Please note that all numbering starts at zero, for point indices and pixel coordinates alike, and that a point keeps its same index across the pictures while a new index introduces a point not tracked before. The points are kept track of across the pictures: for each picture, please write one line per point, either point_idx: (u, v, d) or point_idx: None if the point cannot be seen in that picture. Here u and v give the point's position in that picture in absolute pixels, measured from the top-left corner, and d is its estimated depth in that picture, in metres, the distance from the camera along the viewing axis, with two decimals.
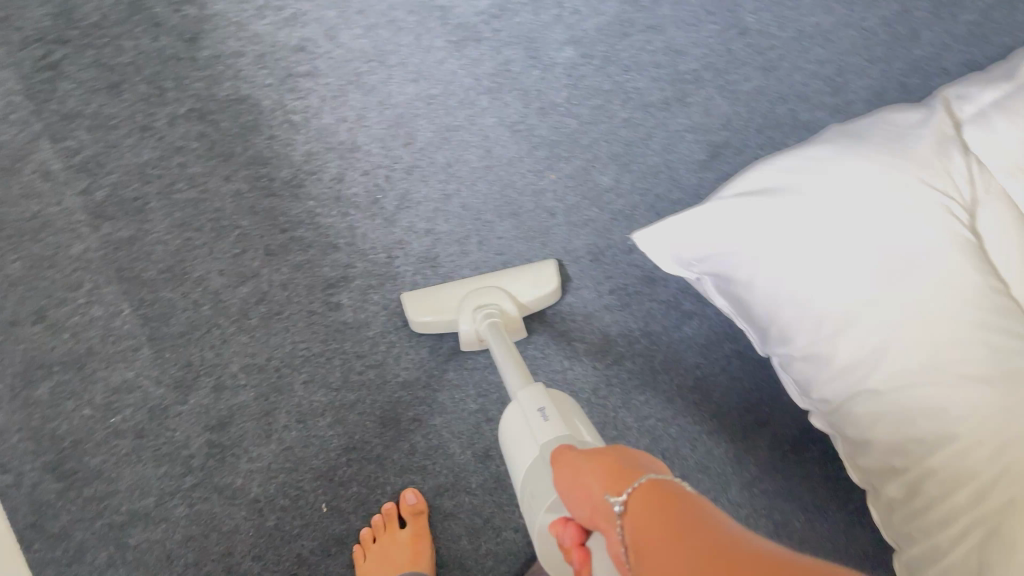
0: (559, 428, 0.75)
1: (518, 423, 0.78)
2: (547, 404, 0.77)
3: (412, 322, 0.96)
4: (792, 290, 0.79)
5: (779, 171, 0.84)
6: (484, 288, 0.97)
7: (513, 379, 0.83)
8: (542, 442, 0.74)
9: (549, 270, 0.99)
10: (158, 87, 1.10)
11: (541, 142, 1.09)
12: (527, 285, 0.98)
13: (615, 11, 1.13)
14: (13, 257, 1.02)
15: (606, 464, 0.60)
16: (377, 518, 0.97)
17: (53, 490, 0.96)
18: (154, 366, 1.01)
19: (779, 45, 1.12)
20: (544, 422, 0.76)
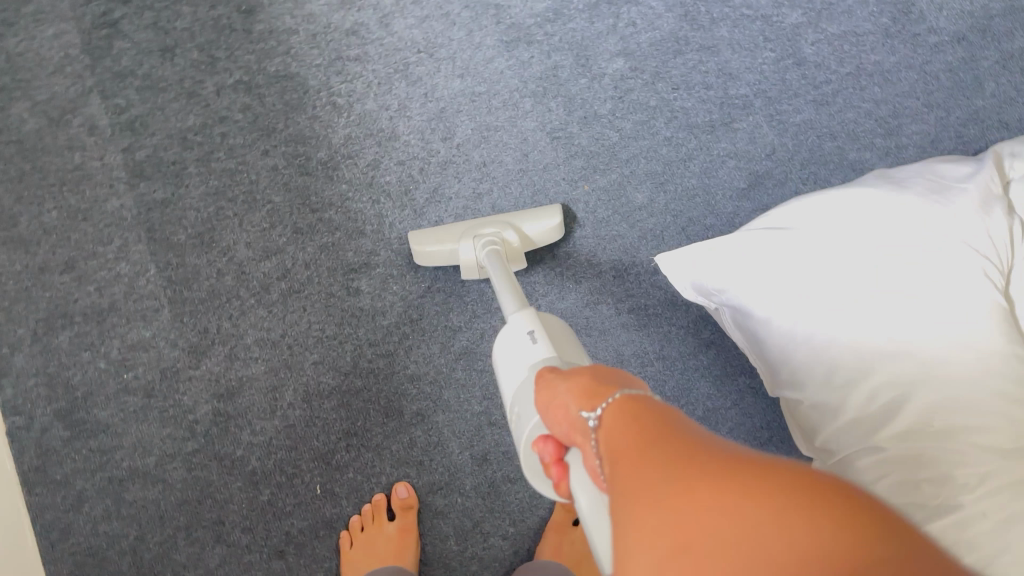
0: (547, 350, 0.71)
1: (507, 347, 0.74)
2: (538, 329, 0.73)
3: (414, 247, 0.98)
4: (807, 335, 0.77)
5: (812, 216, 0.83)
6: (488, 220, 0.98)
7: (509, 304, 0.79)
8: (530, 365, 0.70)
9: (555, 207, 1.00)
10: (211, 55, 1.12)
11: (579, 151, 1.08)
12: (532, 219, 0.99)
13: (671, 28, 1.11)
14: (50, 206, 1.06)
15: (583, 385, 0.57)
16: (367, 508, 0.97)
17: (61, 437, 0.99)
18: (172, 329, 1.03)
19: (835, 80, 1.08)
20: (532, 346, 0.72)
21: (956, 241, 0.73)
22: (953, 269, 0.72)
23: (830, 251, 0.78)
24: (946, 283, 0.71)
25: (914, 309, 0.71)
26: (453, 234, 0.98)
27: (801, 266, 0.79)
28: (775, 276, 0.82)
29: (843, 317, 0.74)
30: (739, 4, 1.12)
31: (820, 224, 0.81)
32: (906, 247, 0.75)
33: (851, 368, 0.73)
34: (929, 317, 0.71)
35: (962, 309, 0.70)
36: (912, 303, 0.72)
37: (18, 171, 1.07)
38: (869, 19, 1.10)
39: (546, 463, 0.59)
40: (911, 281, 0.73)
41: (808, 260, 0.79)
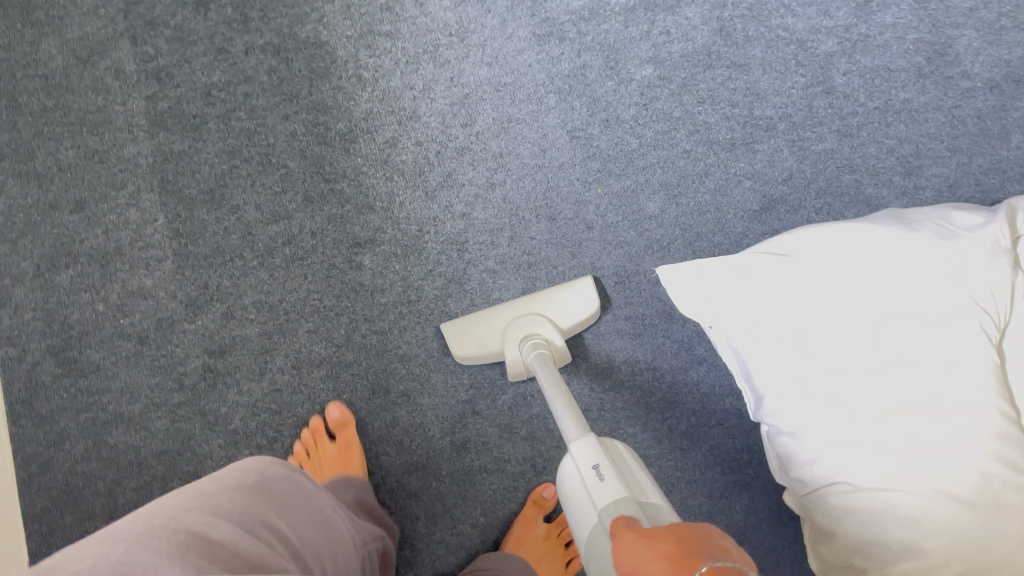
0: (616, 487, 0.67)
1: (577, 485, 0.70)
2: (602, 460, 0.70)
3: (459, 358, 0.98)
4: (791, 363, 0.78)
5: (813, 248, 0.83)
6: (526, 317, 0.96)
7: (569, 426, 0.75)
8: (599, 506, 0.67)
9: (583, 289, 0.99)
10: (244, 14, 1.12)
11: (597, 153, 1.08)
12: (566, 310, 0.98)
13: (705, 41, 1.11)
14: (68, 144, 1.09)
15: (665, 550, 0.51)
16: (307, 433, 0.99)
17: (51, 373, 1.01)
18: (173, 281, 1.04)
19: (862, 113, 1.07)
20: (600, 483, 0.68)
21: (965, 312, 0.72)
22: (956, 340, 0.71)
23: (828, 294, 0.78)
24: (941, 332, 0.72)
25: (911, 378, 0.71)
26: (493, 336, 0.97)
27: (795, 295, 0.80)
28: (774, 313, 0.81)
29: (837, 372, 0.74)
30: (776, 24, 1.11)
31: (826, 267, 0.80)
32: (908, 312, 0.74)
33: (843, 421, 0.72)
34: (925, 387, 0.70)
35: (962, 381, 0.70)
36: (911, 372, 0.71)
37: (41, 106, 1.10)
38: (904, 55, 1.09)
39: None
40: (902, 326, 0.73)
41: (803, 290, 0.79)
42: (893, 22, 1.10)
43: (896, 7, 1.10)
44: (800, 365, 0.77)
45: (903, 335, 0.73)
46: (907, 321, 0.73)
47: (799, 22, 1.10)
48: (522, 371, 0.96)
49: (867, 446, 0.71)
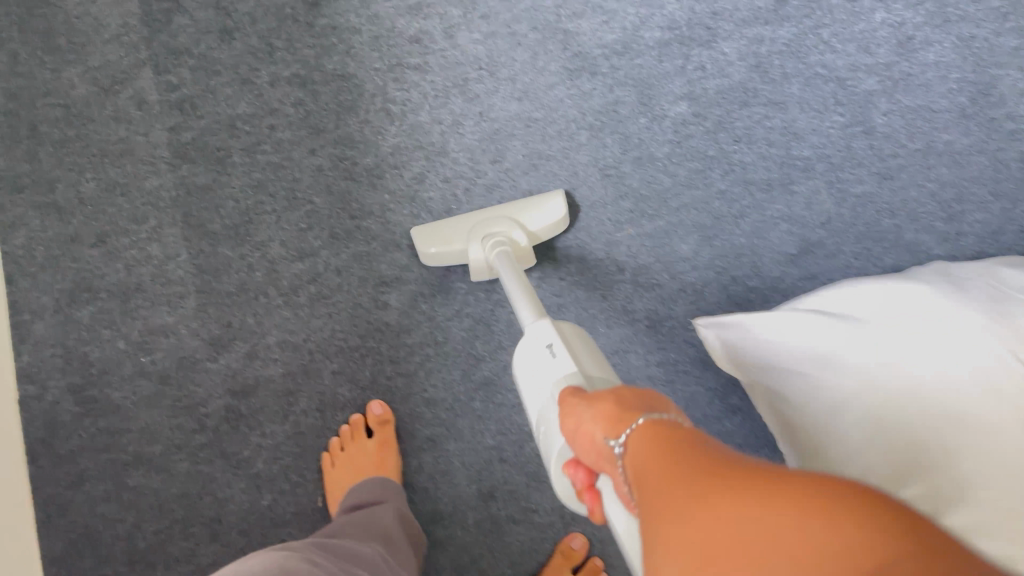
0: (568, 363, 0.71)
1: (527, 357, 0.75)
2: (556, 339, 0.74)
3: (422, 254, 0.99)
4: (812, 402, 0.77)
5: (843, 300, 0.83)
6: (492, 217, 0.98)
7: (525, 310, 0.79)
8: (553, 380, 0.71)
9: (558, 199, 1.00)
10: (270, 43, 1.10)
11: (629, 192, 1.05)
12: (535, 214, 0.99)
13: (741, 77, 1.08)
14: (89, 176, 1.07)
15: (606, 406, 0.57)
16: (345, 428, 0.98)
17: (71, 412, 0.99)
18: (195, 318, 1.02)
19: (902, 155, 1.04)
20: (552, 359, 0.72)
21: (982, 327, 0.73)
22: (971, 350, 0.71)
23: (852, 338, 0.77)
24: (961, 358, 0.71)
25: (921, 392, 0.71)
26: (458, 236, 0.99)
27: (820, 341, 0.79)
28: (787, 331, 0.83)
29: (855, 404, 0.73)
30: (815, 61, 1.08)
31: (846, 301, 0.83)
32: (923, 340, 0.74)
33: (845, 415, 0.73)
34: (929, 392, 0.70)
35: (974, 385, 0.69)
36: (922, 374, 0.71)
37: (62, 136, 1.08)
38: (947, 95, 1.06)
39: (577, 488, 0.61)
40: (921, 356, 0.73)
41: (829, 336, 0.79)
42: (936, 61, 1.07)
43: (938, 44, 1.07)
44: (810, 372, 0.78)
45: (921, 362, 0.72)
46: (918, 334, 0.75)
47: (838, 58, 1.08)
48: (483, 271, 0.97)
49: (862, 434, 0.72)
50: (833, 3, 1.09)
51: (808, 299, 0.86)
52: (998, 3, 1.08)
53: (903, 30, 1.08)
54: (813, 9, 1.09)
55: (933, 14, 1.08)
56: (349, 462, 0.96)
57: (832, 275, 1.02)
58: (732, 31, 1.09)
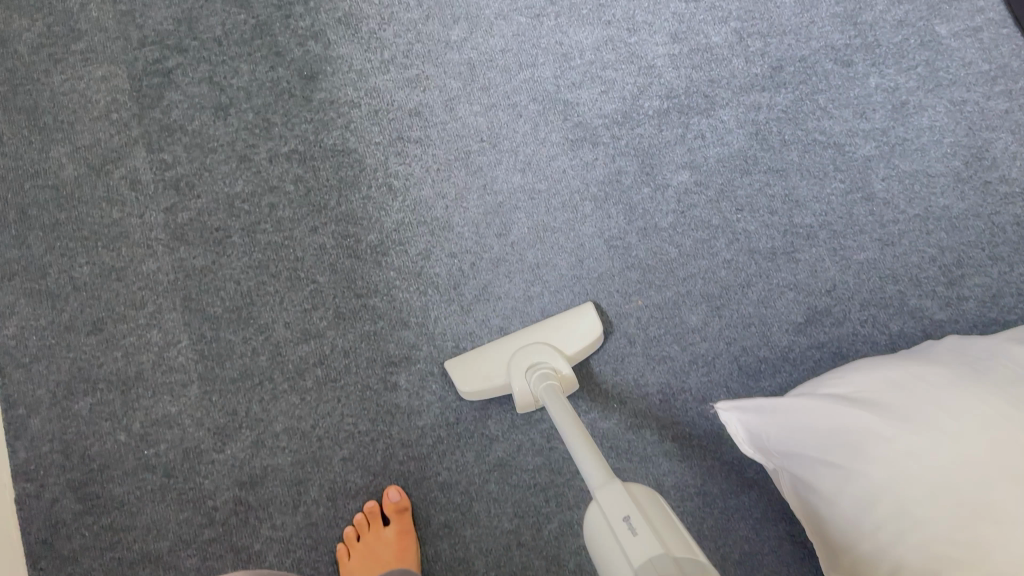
0: (647, 540, 0.58)
1: (603, 535, 0.62)
2: (633, 511, 0.61)
3: (466, 393, 0.97)
4: (818, 470, 0.80)
5: (852, 376, 0.86)
6: (530, 348, 0.96)
7: (596, 478, 0.67)
8: (634, 565, 0.57)
9: (584, 316, 0.99)
10: (266, 119, 1.08)
11: (636, 263, 1.05)
12: (570, 336, 0.98)
13: (741, 144, 1.09)
14: (82, 260, 1.03)
15: None
16: (360, 517, 0.96)
17: (72, 510, 0.96)
18: (199, 407, 0.99)
19: (903, 220, 1.06)
20: (632, 538, 0.59)
21: (999, 408, 0.71)
22: (991, 437, 0.70)
23: (853, 407, 0.80)
24: (953, 417, 0.73)
25: (914, 451, 0.73)
26: (499, 370, 0.96)
27: (822, 412, 0.82)
28: (811, 423, 0.83)
29: (855, 468, 0.76)
30: (813, 127, 1.09)
31: (868, 384, 0.83)
32: (920, 405, 0.76)
33: (849, 479, 0.77)
34: (922, 451, 0.72)
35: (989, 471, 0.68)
36: (914, 436, 0.74)
37: (53, 220, 1.04)
38: (942, 159, 1.08)
39: None
40: (915, 419, 0.75)
41: (831, 406, 0.82)
42: (930, 125, 1.09)
43: (931, 108, 1.09)
44: (838, 466, 0.77)
45: (915, 424, 0.75)
46: (936, 421, 0.73)
47: (835, 124, 1.09)
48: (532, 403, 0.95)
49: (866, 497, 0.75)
50: (828, 68, 1.11)
51: (824, 377, 0.89)
52: (987, 67, 1.11)
53: (897, 95, 1.10)
54: (808, 75, 1.11)
55: (925, 78, 1.10)
56: (367, 551, 0.94)
57: (841, 343, 1.02)
58: (730, 98, 1.10)
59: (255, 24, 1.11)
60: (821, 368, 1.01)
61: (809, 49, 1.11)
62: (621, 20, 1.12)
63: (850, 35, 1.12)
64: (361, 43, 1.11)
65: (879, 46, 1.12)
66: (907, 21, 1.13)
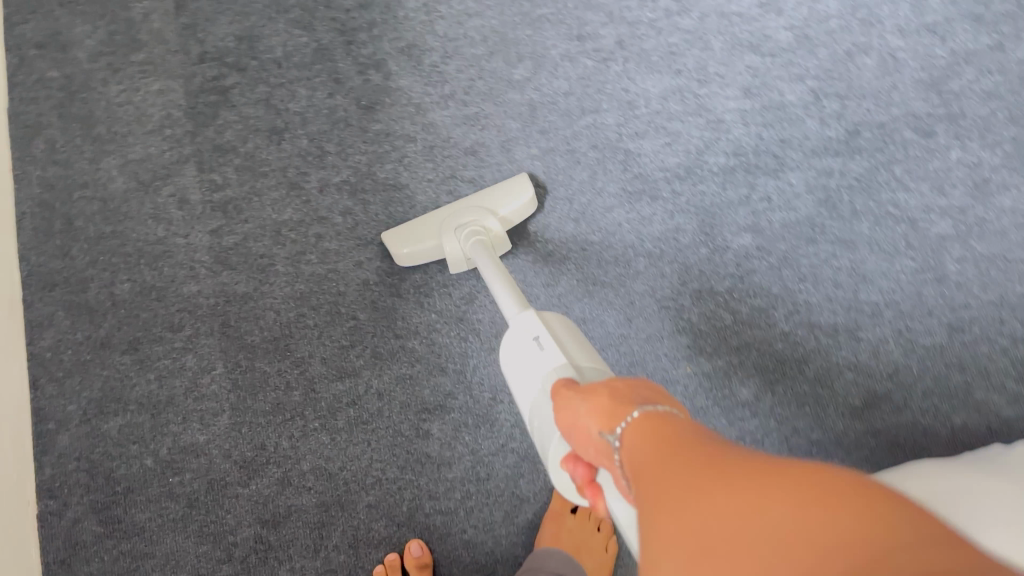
0: (556, 355, 0.72)
1: (514, 349, 0.75)
2: (542, 330, 0.74)
3: (396, 252, 0.97)
4: None
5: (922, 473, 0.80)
6: (463, 209, 0.97)
7: (510, 305, 0.80)
8: (542, 373, 0.71)
9: (520, 181, 0.99)
10: (320, 147, 1.06)
11: (687, 327, 1.01)
12: (505, 200, 0.98)
13: (809, 211, 1.03)
14: (124, 277, 1.02)
15: (601, 400, 0.57)
16: (379, 570, 0.93)
17: (92, 532, 0.95)
18: (228, 438, 0.97)
19: (975, 306, 1.00)
20: (539, 352, 0.73)
21: None
22: None
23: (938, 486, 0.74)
24: None
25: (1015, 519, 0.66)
26: (433, 231, 0.97)
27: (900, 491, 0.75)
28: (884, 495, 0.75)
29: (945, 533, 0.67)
30: (886, 199, 1.04)
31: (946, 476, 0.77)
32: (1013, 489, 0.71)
33: None
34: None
35: None
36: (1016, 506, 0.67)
37: (98, 233, 1.03)
38: None
39: (579, 484, 0.61)
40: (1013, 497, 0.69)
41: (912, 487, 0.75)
42: (1012, 206, 1.03)
43: (1016, 188, 1.03)
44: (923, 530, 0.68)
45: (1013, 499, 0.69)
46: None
47: (911, 198, 1.04)
48: (462, 263, 0.97)
49: None
50: (907, 137, 1.05)
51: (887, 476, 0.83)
52: None
53: (979, 171, 1.04)
54: (885, 142, 1.05)
55: (1011, 156, 1.04)
56: None
57: (900, 433, 0.97)
58: (800, 160, 1.05)
59: (317, 48, 1.09)
60: (875, 457, 0.95)
61: (888, 115, 1.06)
62: (691, 70, 1.08)
63: (934, 105, 1.06)
64: (422, 76, 1.08)
65: (964, 118, 1.06)
66: (996, 93, 1.07)
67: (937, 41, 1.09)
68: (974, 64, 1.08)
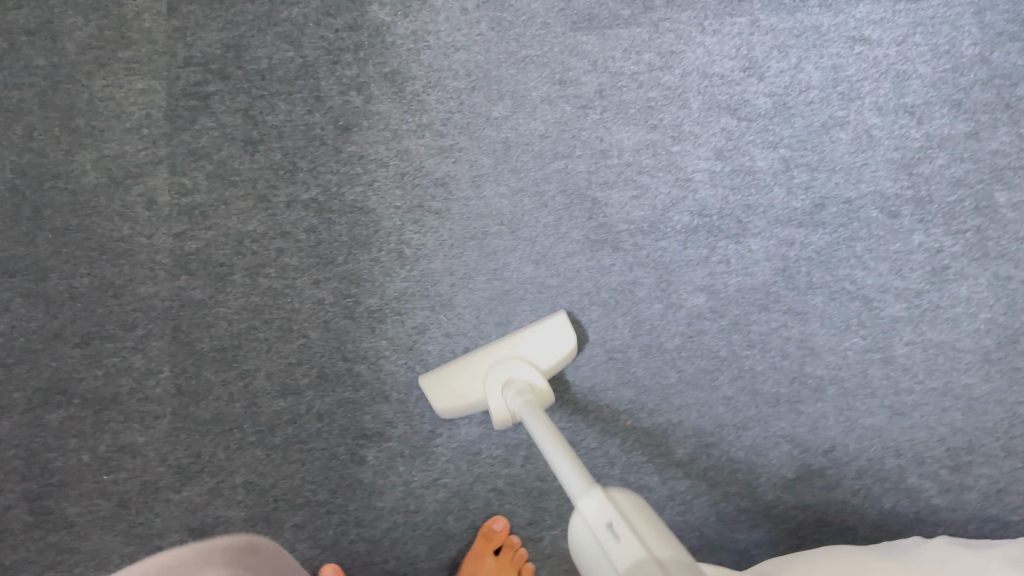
0: (636, 551, 0.55)
1: (587, 543, 0.59)
2: (613, 515, 0.58)
3: (442, 411, 0.95)
4: None
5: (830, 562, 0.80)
6: (505, 362, 0.94)
7: (573, 482, 0.64)
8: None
9: (559, 327, 0.97)
10: (293, 163, 1.07)
11: (632, 381, 1.02)
12: (546, 351, 0.96)
13: (766, 279, 1.04)
14: (84, 270, 1.03)
15: None
16: None
17: (22, 521, 0.96)
18: (166, 443, 0.98)
19: (917, 392, 1.01)
20: (615, 545, 0.56)
21: None
22: None
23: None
24: None
25: None
26: (473, 386, 0.95)
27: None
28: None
29: None
30: (844, 275, 1.04)
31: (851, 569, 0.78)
32: None
33: None
34: None
35: None
36: None
37: (64, 225, 1.04)
38: (974, 334, 1.02)
39: None
40: None
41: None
42: (967, 295, 1.04)
43: (973, 278, 1.04)
44: None
45: None
46: None
47: (868, 276, 1.04)
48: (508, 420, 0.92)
49: None
50: (872, 215, 1.06)
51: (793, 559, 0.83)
52: None
53: (939, 257, 1.05)
54: (851, 218, 1.06)
55: (972, 245, 1.05)
56: None
57: (827, 510, 0.99)
58: (764, 228, 1.06)
59: (302, 64, 1.10)
60: (800, 531, 0.98)
61: (856, 191, 1.07)
62: (667, 126, 1.09)
63: (903, 186, 1.07)
64: (402, 103, 1.09)
65: (931, 202, 1.06)
66: (966, 181, 1.07)
67: (914, 122, 1.09)
68: (948, 150, 1.08)
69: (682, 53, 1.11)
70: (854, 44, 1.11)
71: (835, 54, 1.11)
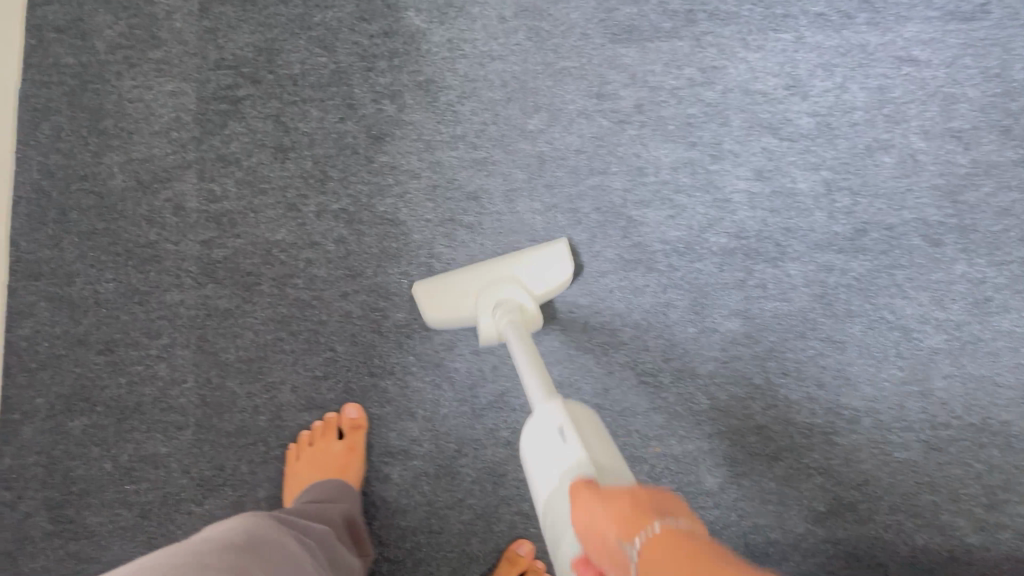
0: (576, 450, 0.66)
1: (537, 440, 0.70)
2: (563, 418, 0.69)
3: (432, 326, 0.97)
4: None
5: None
6: (497, 282, 0.94)
7: (535, 389, 0.75)
8: (562, 467, 0.66)
9: (558, 254, 0.96)
10: (324, 171, 1.05)
11: (663, 406, 1.00)
12: (541, 275, 0.95)
13: (803, 304, 1.02)
14: (110, 275, 1.01)
15: (620, 506, 0.54)
16: (316, 426, 0.97)
17: (43, 529, 0.95)
18: (189, 454, 0.97)
19: (955, 427, 0.98)
20: (560, 443, 0.68)
21: None
22: None
23: None
24: None
25: None
26: (464, 301, 0.95)
27: None
28: None
29: None
30: (884, 304, 1.02)
31: None
32: None
33: None
34: None
35: None
36: None
37: (90, 228, 1.03)
38: (1016, 369, 1.00)
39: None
40: None
41: None
42: (1010, 329, 1.01)
43: (1017, 312, 1.01)
44: None
45: None
46: None
47: (908, 306, 1.02)
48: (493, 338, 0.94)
49: None
50: (915, 243, 1.03)
51: None
52: None
53: (982, 289, 1.02)
54: (892, 245, 1.03)
55: (1017, 277, 1.02)
56: (314, 460, 0.95)
57: (859, 545, 0.96)
58: (803, 252, 1.03)
59: (336, 69, 1.08)
60: (831, 566, 0.95)
61: (899, 218, 1.04)
62: (706, 144, 1.06)
63: (947, 213, 1.04)
64: (435, 113, 1.07)
65: (975, 231, 1.03)
66: (1013, 211, 1.04)
67: (960, 148, 1.06)
68: (996, 177, 1.05)
69: (725, 69, 1.08)
70: (901, 64, 1.08)
71: (881, 74, 1.08)
